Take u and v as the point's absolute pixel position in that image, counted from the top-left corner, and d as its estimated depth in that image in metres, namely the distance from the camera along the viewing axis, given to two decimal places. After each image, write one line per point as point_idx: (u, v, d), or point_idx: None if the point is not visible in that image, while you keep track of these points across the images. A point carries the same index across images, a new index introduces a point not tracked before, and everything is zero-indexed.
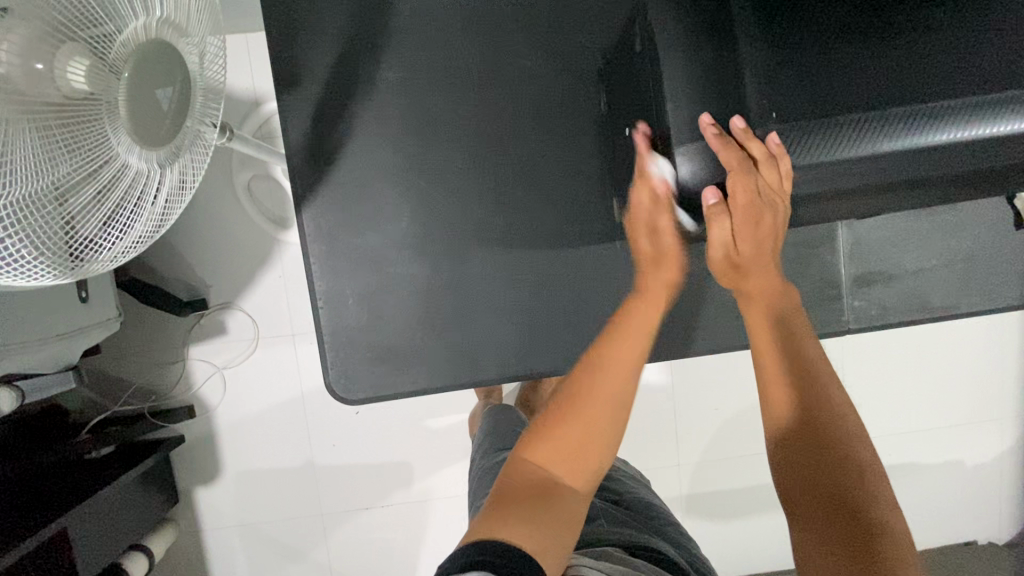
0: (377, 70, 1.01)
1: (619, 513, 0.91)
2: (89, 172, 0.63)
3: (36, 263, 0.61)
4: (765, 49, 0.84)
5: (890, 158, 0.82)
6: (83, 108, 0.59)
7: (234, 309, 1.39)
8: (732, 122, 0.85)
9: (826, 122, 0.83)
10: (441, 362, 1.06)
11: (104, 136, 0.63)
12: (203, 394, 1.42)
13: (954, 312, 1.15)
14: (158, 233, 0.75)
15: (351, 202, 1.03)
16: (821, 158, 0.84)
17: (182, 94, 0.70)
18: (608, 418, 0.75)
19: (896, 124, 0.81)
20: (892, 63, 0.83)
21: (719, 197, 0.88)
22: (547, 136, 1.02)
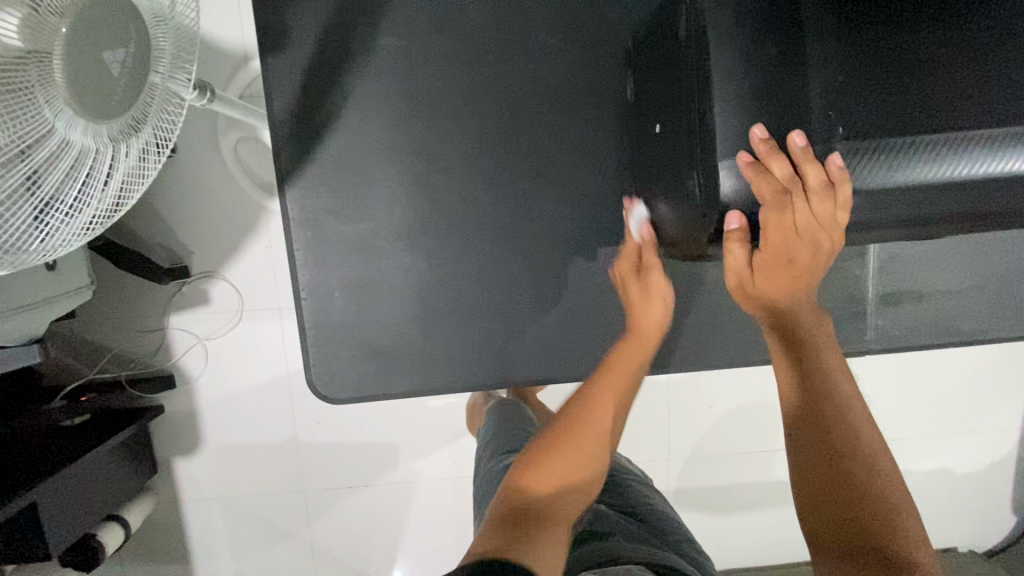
0: (376, 34, 0.89)
1: (634, 527, 0.81)
2: (21, 148, 0.53)
3: None
4: (836, 57, 0.78)
5: (947, 189, 0.77)
6: (7, 73, 0.50)
7: (218, 279, 1.27)
8: (792, 137, 0.80)
9: (894, 142, 0.77)
10: (434, 359, 0.98)
11: (35, 108, 0.53)
12: (183, 364, 1.32)
13: (979, 337, 1.08)
14: (114, 216, 0.65)
15: (342, 184, 0.93)
16: (869, 181, 0.79)
17: (138, 54, 0.59)
18: (590, 454, 0.71)
19: (963, 152, 0.76)
20: (968, 83, 0.76)
21: (742, 223, 0.84)
22: (563, 123, 0.92)
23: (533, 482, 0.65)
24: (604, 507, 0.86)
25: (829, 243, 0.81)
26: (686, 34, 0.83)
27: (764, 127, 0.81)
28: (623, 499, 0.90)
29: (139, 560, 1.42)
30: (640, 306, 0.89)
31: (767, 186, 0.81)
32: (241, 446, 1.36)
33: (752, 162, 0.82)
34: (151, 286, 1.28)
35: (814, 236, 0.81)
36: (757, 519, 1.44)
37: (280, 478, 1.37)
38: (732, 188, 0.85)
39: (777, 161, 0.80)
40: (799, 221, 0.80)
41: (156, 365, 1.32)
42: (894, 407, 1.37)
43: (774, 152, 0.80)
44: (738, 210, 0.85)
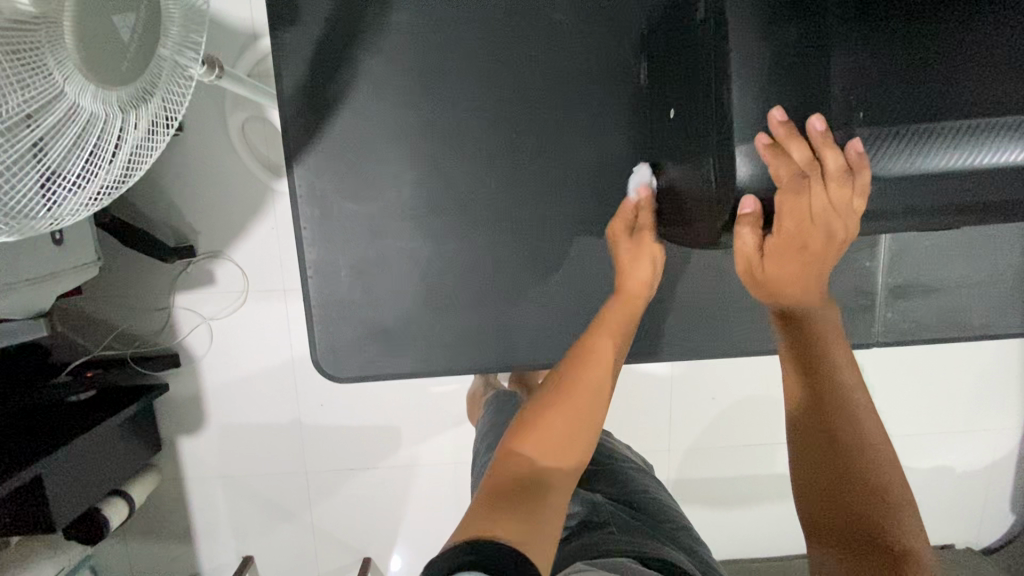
0: (386, 12, 0.88)
1: (631, 517, 0.81)
2: (30, 112, 0.53)
3: None
4: (857, 40, 0.74)
5: (965, 178, 0.74)
6: (18, 36, 0.49)
7: (223, 258, 1.27)
8: (811, 122, 0.75)
9: (909, 128, 0.74)
10: (440, 342, 0.98)
11: (44, 72, 0.52)
12: (187, 343, 1.32)
13: (989, 333, 1.07)
14: (122, 187, 0.65)
15: (350, 164, 0.92)
16: (887, 168, 0.75)
17: (148, 22, 0.58)
18: (580, 419, 0.69)
19: (985, 139, 0.72)
20: (991, 63, 0.73)
21: (756, 207, 0.77)
22: (574, 105, 0.91)
23: (525, 452, 0.64)
24: (601, 496, 0.87)
25: (843, 231, 0.79)
26: (704, 16, 0.74)
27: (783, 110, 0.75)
28: (624, 487, 0.90)
29: (142, 535, 1.44)
30: (627, 270, 0.87)
31: (786, 167, 0.75)
32: (246, 424, 1.36)
33: (770, 145, 0.75)
34: (156, 264, 1.28)
35: (828, 224, 0.78)
36: (756, 511, 1.44)
37: (284, 458, 1.38)
38: (748, 172, 0.76)
39: (794, 143, 0.74)
40: (815, 206, 0.77)
41: (162, 343, 1.32)
42: (899, 402, 1.36)
43: (794, 136, 0.74)
44: (753, 195, 0.77)
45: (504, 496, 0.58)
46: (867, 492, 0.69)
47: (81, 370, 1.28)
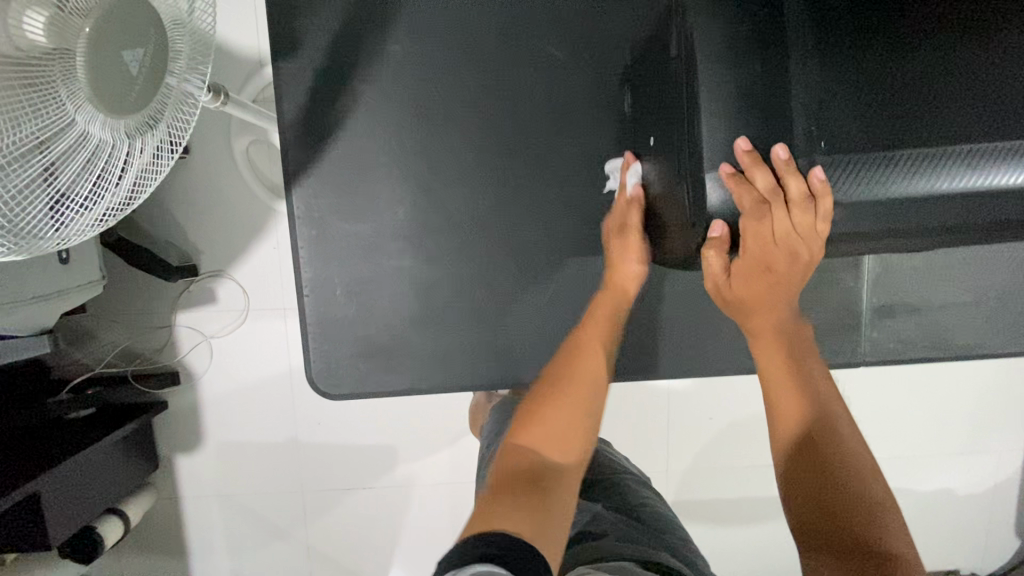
0: (382, 43, 0.92)
1: (632, 529, 0.81)
2: (42, 141, 0.56)
3: None
4: (819, 71, 0.76)
5: (933, 202, 0.75)
6: (34, 71, 0.53)
7: (224, 276, 1.31)
8: (773, 150, 0.78)
9: (871, 157, 0.75)
10: (434, 359, 1.00)
11: (57, 103, 0.56)
12: (187, 361, 1.34)
13: (974, 352, 1.08)
14: (125, 211, 0.68)
15: (345, 188, 0.96)
16: (855, 195, 0.76)
17: (157, 57, 0.62)
18: (578, 419, 0.81)
19: (948, 164, 0.74)
20: (948, 94, 0.74)
21: (724, 232, 0.79)
22: (562, 132, 0.95)
23: (531, 443, 0.76)
24: (600, 504, 0.88)
25: (806, 254, 0.83)
26: (676, 52, 0.79)
27: (748, 140, 0.77)
28: (622, 496, 0.91)
29: (138, 556, 1.44)
30: (617, 271, 0.92)
31: (750, 196, 0.77)
32: (243, 441, 1.38)
33: (735, 174, 0.77)
34: (160, 282, 1.32)
35: (792, 247, 0.82)
36: (755, 533, 1.44)
37: (281, 474, 1.39)
38: (719, 199, 0.78)
39: (758, 173, 0.77)
40: (777, 231, 0.80)
41: (163, 360, 1.35)
42: (894, 421, 1.36)
43: (758, 164, 0.77)
44: (721, 219, 0.79)
45: (512, 485, 0.67)
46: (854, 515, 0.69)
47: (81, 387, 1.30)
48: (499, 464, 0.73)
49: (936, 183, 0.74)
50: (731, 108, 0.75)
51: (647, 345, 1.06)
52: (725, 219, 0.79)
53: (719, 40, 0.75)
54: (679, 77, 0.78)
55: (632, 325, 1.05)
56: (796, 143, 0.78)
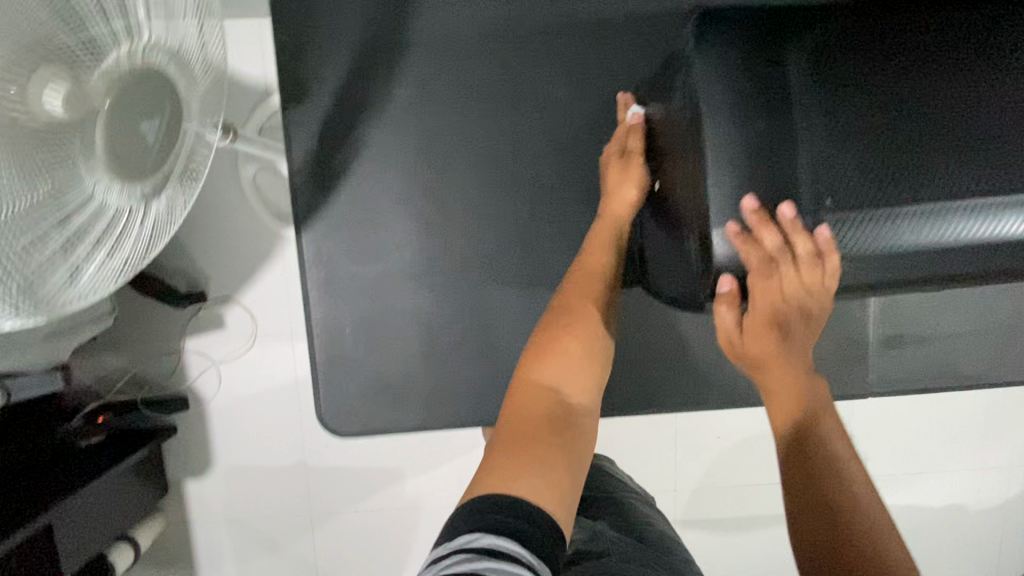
0: (389, 88, 0.94)
1: (631, 548, 0.81)
2: (62, 215, 0.57)
3: (13, 315, 0.57)
4: (830, 120, 0.71)
5: (948, 253, 0.71)
6: (55, 151, 0.54)
7: (232, 302, 1.32)
8: (782, 208, 0.72)
9: (884, 210, 0.71)
10: (441, 393, 1.01)
11: (75, 178, 0.57)
12: (197, 387, 1.35)
13: (983, 381, 1.08)
14: (142, 268, 0.69)
15: (353, 229, 0.97)
16: (867, 249, 0.73)
17: (172, 122, 0.63)
18: (593, 347, 0.75)
19: (963, 215, 0.70)
20: (963, 140, 0.70)
21: (734, 288, 0.77)
22: (567, 171, 0.96)
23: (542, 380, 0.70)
24: (601, 523, 0.88)
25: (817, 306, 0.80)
26: (681, 103, 0.74)
27: (755, 198, 0.72)
28: (623, 516, 0.91)
29: None
30: (615, 194, 0.87)
31: (756, 256, 0.74)
32: (253, 470, 1.38)
33: (741, 233, 0.73)
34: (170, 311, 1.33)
35: (801, 303, 0.79)
36: (764, 557, 1.43)
37: (290, 502, 1.40)
38: (725, 255, 0.76)
39: (767, 233, 0.73)
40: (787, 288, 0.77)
41: (172, 387, 1.36)
42: (903, 446, 1.36)
43: (766, 223, 0.73)
44: (730, 273, 0.77)
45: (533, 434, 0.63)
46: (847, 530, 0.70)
47: (93, 414, 1.28)
48: (510, 406, 0.68)
49: (950, 231, 0.71)
50: (741, 164, 0.71)
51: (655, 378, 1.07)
52: (732, 274, 0.77)
53: (723, 94, 0.70)
54: (686, 131, 0.74)
55: (639, 357, 1.05)
56: (806, 197, 0.73)
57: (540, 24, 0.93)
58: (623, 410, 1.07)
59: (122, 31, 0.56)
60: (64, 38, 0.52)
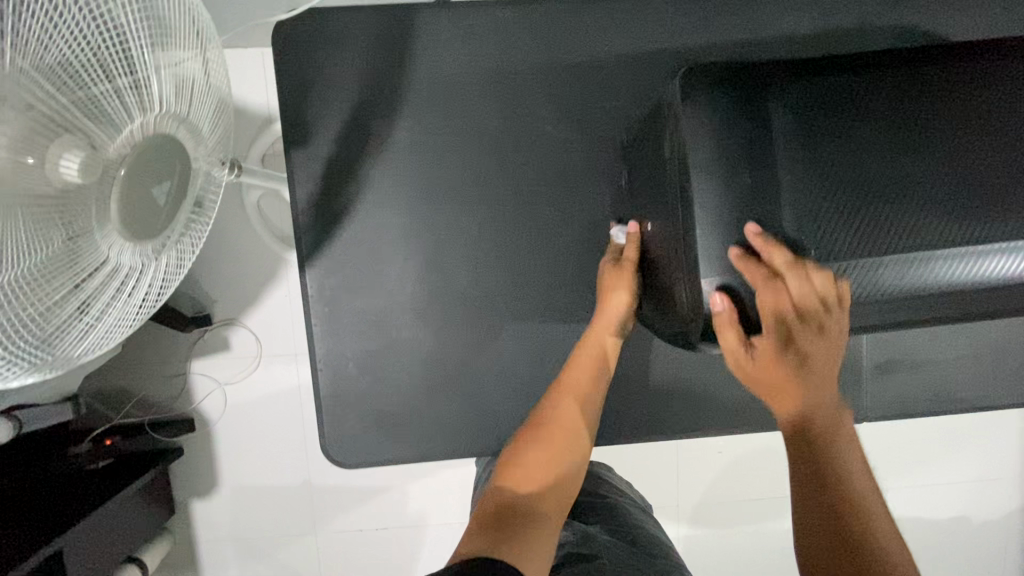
0: (389, 130, 0.97)
1: (621, 551, 0.84)
2: (79, 280, 0.60)
3: (29, 371, 0.60)
4: (812, 171, 0.72)
5: (930, 295, 0.73)
6: (77, 226, 0.57)
7: (238, 325, 1.35)
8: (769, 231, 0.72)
9: (868, 257, 0.72)
10: (442, 422, 1.03)
11: (93, 246, 0.60)
12: (203, 409, 1.38)
13: (975, 406, 1.10)
14: (146, 315, 0.73)
15: (355, 266, 1.00)
16: (853, 294, 0.73)
17: (177, 183, 0.67)
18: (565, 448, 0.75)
19: (945, 259, 0.71)
20: (941, 187, 0.71)
21: (732, 305, 0.72)
22: (563, 207, 0.98)
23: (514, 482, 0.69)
24: (594, 528, 0.91)
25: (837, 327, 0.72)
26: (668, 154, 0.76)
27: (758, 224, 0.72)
28: (616, 523, 0.94)
29: None
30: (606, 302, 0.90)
31: (760, 270, 0.70)
32: (258, 494, 1.40)
33: (747, 257, 0.70)
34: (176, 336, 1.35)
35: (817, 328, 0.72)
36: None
37: (295, 525, 1.42)
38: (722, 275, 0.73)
39: (777, 255, 0.69)
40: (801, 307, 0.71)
41: (178, 411, 1.38)
42: (902, 465, 1.37)
43: (766, 242, 0.71)
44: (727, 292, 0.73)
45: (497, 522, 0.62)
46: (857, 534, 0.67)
47: (100, 437, 1.29)
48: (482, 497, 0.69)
49: (934, 275, 0.72)
50: (728, 213, 0.72)
51: (651, 405, 1.09)
52: (728, 292, 0.73)
53: (708, 147, 0.72)
54: (673, 180, 0.76)
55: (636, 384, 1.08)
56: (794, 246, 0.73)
57: (535, 66, 0.96)
58: (621, 437, 1.09)
59: (135, 105, 0.58)
60: (90, 123, 0.54)
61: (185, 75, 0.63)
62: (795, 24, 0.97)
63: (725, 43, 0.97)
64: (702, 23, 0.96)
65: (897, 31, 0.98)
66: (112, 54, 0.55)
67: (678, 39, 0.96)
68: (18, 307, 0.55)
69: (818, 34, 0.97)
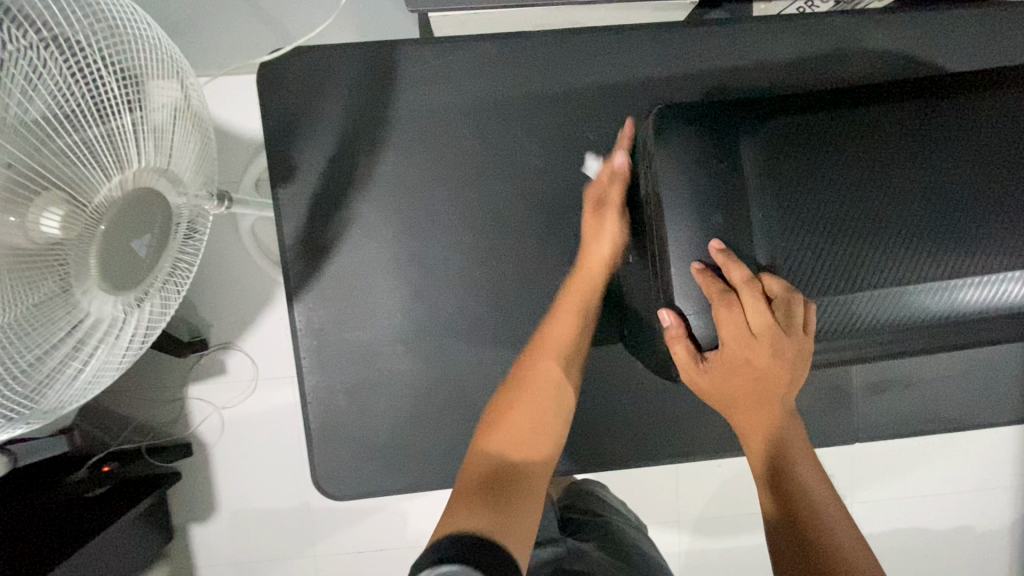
0: (375, 163, 0.97)
1: (613, 568, 0.84)
2: (63, 334, 0.61)
3: (11, 425, 0.61)
4: (786, 207, 0.73)
5: (904, 328, 0.73)
6: (59, 282, 0.58)
7: (233, 350, 1.35)
8: (723, 251, 0.73)
9: (842, 293, 0.72)
10: (433, 450, 1.03)
11: (75, 301, 0.61)
12: (199, 433, 1.38)
13: (968, 424, 1.10)
14: (130, 361, 0.73)
15: (344, 297, 1.00)
16: (827, 327, 0.74)
17: (159, 235, 0.68)
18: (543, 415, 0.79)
19: (918, 294, 0.72)
20: (914, 222, 0.72)
21: (679, 320, 0.74)
22: (548, 234, 1.00)
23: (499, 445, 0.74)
24: (589, 544, 0.91)
25: (794, 349, 0.72)
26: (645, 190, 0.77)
27: (722, 241, 0.73)
28: (611, 537, 0.94)
29: None
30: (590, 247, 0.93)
31: (711, 285, 0.72)
32: (253, 521, 1.40)
33: (704, 271, 0.73)
34: (171, 360, 1.36)
35: (776, 341, 0.72)
36: None
37: (290, 551, 1.41)
38: (682, 290, 0.74)
39: (733, 270, 0.71)
40: (755, 325, 0.72)
41: (173, 437, 1.38)
42: (900, 480, 1.36)
43: (731, 262, 0.72)
44: (675, 308, 0.75)
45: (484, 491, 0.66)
46: (821, 539, 0.70)
47: (98, 465, 1.29)
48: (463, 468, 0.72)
49: (913, 307, 0.72)
50: (704, 246, 0.74)
51: (643, 428, 1.09)
52: (677, 308, 0.75)
53: (683, 184, 0.73)
54: (652, 215, 0.77)
55: (626, 407, 1.08)
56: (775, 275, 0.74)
57: (519, 96, 0.97)
58: (614, 461, 1.09)
59: (113, 164, 0.58)
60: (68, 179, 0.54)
61: (165, 131, 0.64)
62: (776, 48, 0.98)
63: (706, 69, 0.98)
64: (683, 50, 0.97)
65: (877, 54, 0.99)
66: (90, 117, 0.55)
67: (660, 66, 0.97)
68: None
69: (798, 57, 0.98)
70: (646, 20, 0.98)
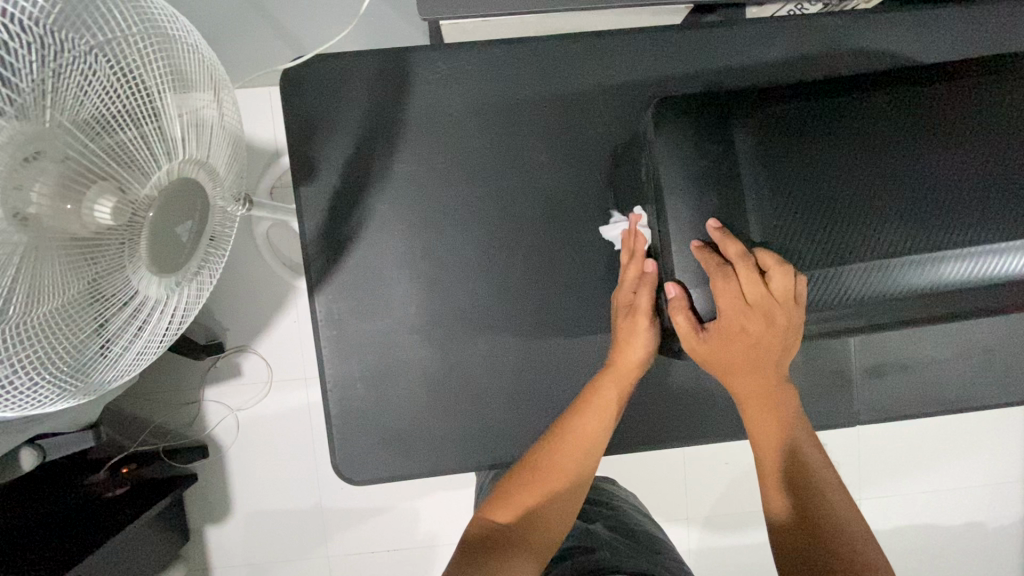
0: (390, 163, 1.03)
1: (621, 545, 0.87)
2: (111, 315, 0.66)
3: (62, 397, 0.66)
4: (777, 191, 0.78)
5: (892, 300, 0.78)
6: (112, 263, 0.63)
7: (249, 351, 1.40)
8: (720, 228, 0.78)
9: (830, 268, 0.77)
10: (450, 438, 1.07)
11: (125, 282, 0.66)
12: (216, 434, 1.42)
13: (967, 406, 1.13)
14: (167, 343, 0.78)
15: (361, 290, 1.05)
16: (818, 300, 0.79)
17: (198, 222, 0.73)
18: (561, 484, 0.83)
19: (903, 267, 0.76)
20: (896, 201, 0.77)
21: (682, 292, 0.82)
22: (554, 229, 1.05)
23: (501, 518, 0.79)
24: (597, 527, 0.94)
25: (786, 317, 0.77)
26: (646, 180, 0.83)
27: (718, 219, 0.79)
28: (619, 522, 0.98)
29: None
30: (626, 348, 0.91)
31: (709, 258, 0.78)
32: (269, 518, 1.44)
33: (703, 247, 0.79)
34: (190, 362, 1.41)
35: (771, 311, 0.77)
36: None
37: (304, 546, 1.45)
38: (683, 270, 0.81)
39: (729, 243, 0.77)
40: (748, 294, 0.76)
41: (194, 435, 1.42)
42: (904, 469, 1.38)
43: (727, 237, 0.77)
44: (677, 282, 0.82)
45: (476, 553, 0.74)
46: (823, 516, 0.77)
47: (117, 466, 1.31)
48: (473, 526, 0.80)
49: (899, 280, 0.77)
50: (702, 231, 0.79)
51: (649, 415, 1.13)
52: (680, 281, 0.82)
53: (679, 173, 0.79)
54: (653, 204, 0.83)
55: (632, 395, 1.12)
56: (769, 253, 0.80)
57: (524, 98, 1.03)
58: (621, 447, 1.13)
59: (162, 153, 0.64)
60: (122, 169, 0.60)
61: (205, 127, 0.70)
62: (767, 49, 1.04)
63: (701, 69, 1.03)
64: (680, 52, 1.03)
65: (864, 52, 1.04)
66: (143, 113, 0.61)
67: (658, 69, 1.03)
68: (54, 339, 0.60)
69: (789, 57, 1.04)
70: (644, 25, 1.05)
